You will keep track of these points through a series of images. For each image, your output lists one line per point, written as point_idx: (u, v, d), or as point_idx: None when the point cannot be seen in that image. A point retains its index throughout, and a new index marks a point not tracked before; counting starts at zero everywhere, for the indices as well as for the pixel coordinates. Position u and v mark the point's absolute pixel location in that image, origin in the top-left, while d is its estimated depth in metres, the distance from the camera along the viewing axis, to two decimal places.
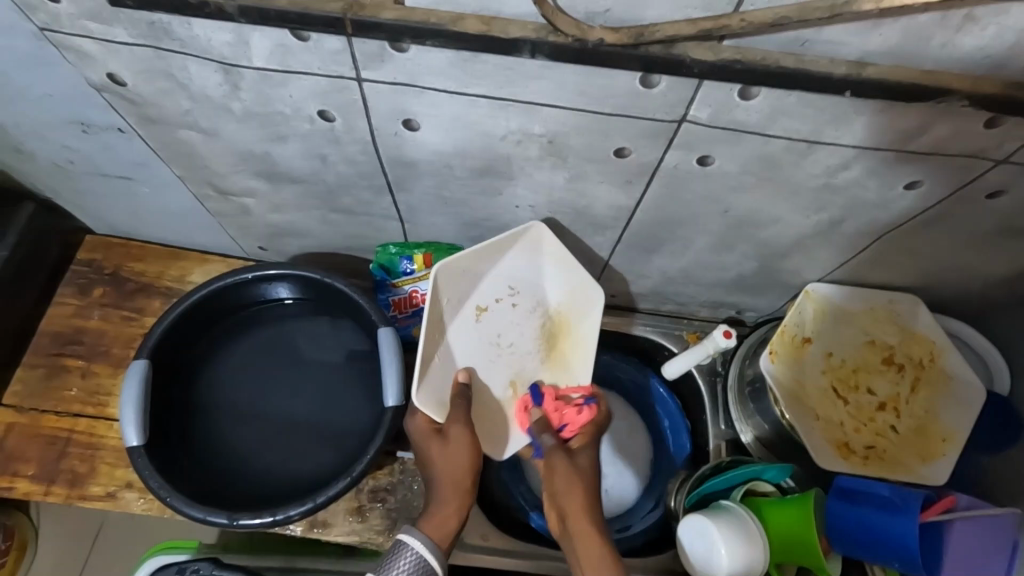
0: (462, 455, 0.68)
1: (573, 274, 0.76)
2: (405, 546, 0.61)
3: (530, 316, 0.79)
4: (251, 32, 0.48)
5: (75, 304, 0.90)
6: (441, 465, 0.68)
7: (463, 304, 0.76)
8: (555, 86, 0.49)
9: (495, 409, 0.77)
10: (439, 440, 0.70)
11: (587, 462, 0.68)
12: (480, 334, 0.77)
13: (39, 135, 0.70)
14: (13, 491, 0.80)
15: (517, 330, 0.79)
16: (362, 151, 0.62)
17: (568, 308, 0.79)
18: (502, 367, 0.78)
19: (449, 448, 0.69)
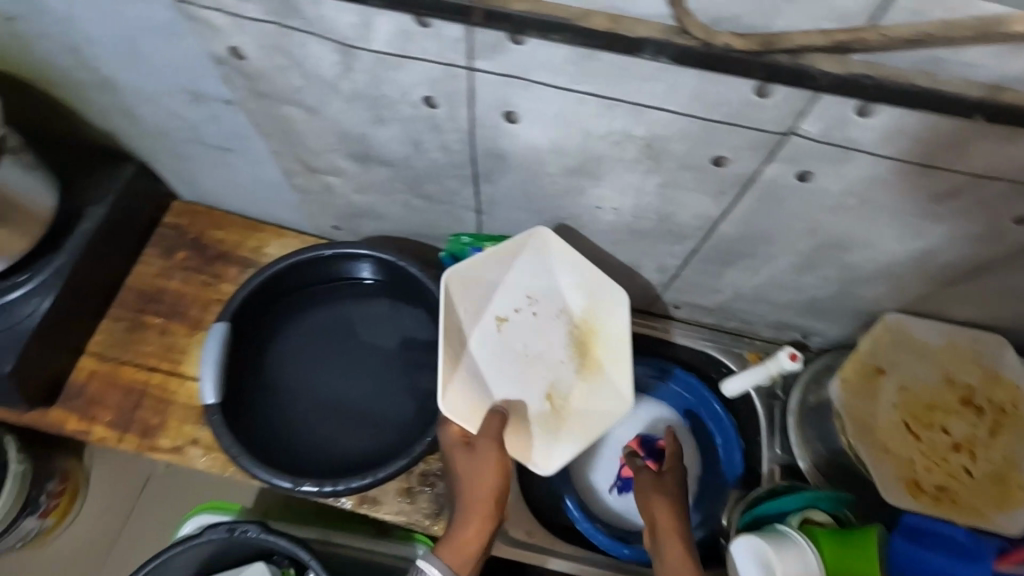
0: (483, 476, 0.68)
1: (589, 276, 0.78)
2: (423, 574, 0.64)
3: (554, 324, 0.80)
4: (377, 16, 0.50)
5: (160, 265, 0.95)
6: (464, 486, 0.68)
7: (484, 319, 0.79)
8: (666, 88, 0.49)
9: (533, 425, 0.77)
10: (466, 457, 0.70)
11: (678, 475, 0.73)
12: (507, 347, 0.79)
13: (153, 102, 0.74)
14: (90, 434, 0.85)
15: (545, 339, 0.80)
16: (458, 140, 0.63)
17: (593, 311, 0.80)
18: (536, 380, 0.79)
19: (475, 466, 0.69)
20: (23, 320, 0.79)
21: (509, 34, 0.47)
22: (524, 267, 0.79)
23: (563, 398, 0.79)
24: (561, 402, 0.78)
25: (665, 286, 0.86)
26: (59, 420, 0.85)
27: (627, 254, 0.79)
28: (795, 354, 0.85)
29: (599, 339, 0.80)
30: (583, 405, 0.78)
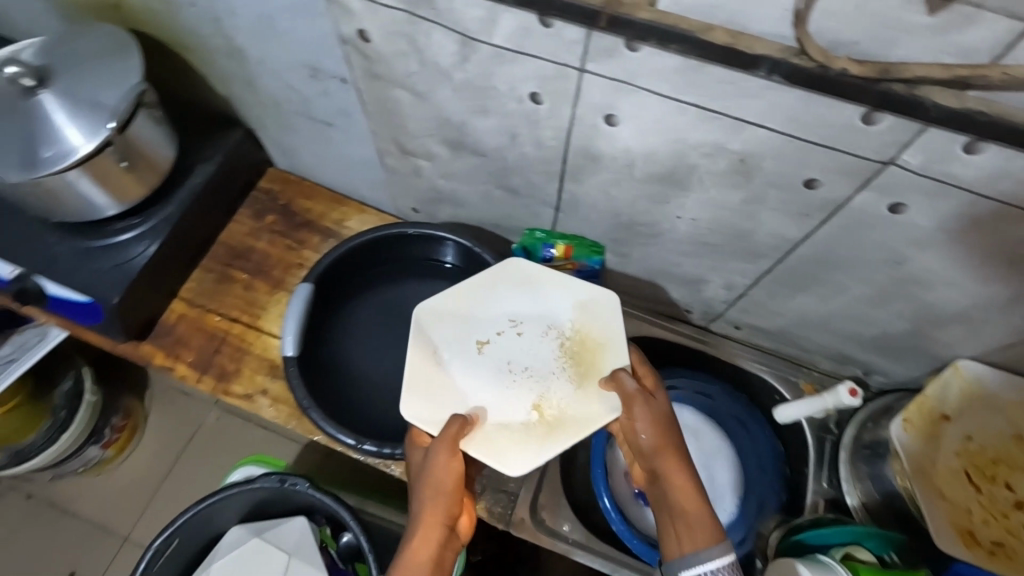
0: (436, 480, 0.64)
1: (576, 289, 0.77)
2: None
3: (543, 340, 0.76)
4: (504, 13, 0.53)
5: (250, 225, 1.02)
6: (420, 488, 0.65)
7: (468, 337, 0.76)
8: (771, 107, 0.51)
9: (518, 437, 0.70)
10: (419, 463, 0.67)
11: (661, 409, 0.66)
12: (495, 365, 0.75)
13: (273, 73, 0.80)
14: (172, 371, 0.92)
15: (536, 355, 0.75)
16: (554, 136, 0.66)
17: (585, 322, 0.76)
18: (524, 393, 0.73)
19: (427, 468, 0.65)
20: (133, 260, 0.86)
21: (627, 41, 0.49)
22: (510, 290, 0.78)
23: (553, 409, 0.72)
24: (552, 412, 0.71)
25: (730, 303, 0.86)
26: (147, 354, 0.92)
27: (697, 267, 0.81)
28: (854, 389, 0.85)
29: (595, 347, 0.74)
30: (576, 413, 0.71)
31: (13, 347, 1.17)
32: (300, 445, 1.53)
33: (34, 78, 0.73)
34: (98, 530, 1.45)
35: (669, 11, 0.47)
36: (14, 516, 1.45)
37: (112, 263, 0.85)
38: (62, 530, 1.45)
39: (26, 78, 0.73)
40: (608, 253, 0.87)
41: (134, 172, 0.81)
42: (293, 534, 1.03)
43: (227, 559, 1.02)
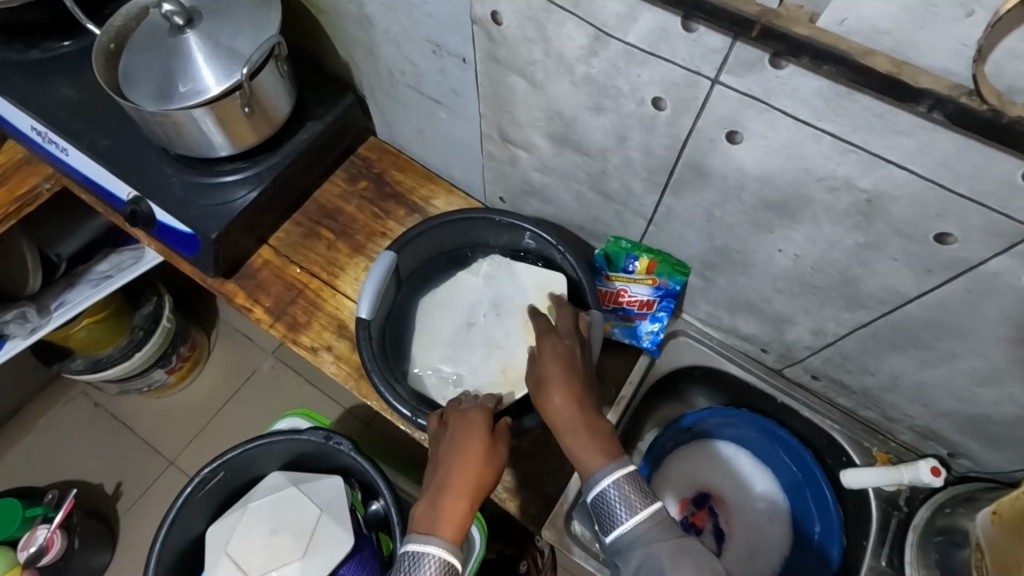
0: (488, 466, 0.67)
1: (533, 275, 0.89)
2: (423, 558, 0.61)
3: (512, 317, 0.87)
4: (645, 11, 0.52)
5: (343, 188, 1.05)
6: (473, 461, 0.66)
7: (451, 317, 0.89)
8: (918, 147, 0.48)
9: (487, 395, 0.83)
10: (470, 440, 0.68)
11: (551, 367, 0.70)
12: (468, 341, 0.87)
13: (396, 44, 0.82)
14: (249, 313, 0.95)
15: (503, 329, 0.87)
16: (666, 145, 0.64)
17: (542, 301, 0.87)
18: (492, 359, 0.85)
19: (489, 458, 0.67)
20: (234, 202, 0.90)
21: (776, 54, 0.47)
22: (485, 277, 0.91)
23: (517, 370, 0.84)
24: (516, 373, 0.84)
25: (814, 351, 0.81)
26: (230, 292, 0.96)
27: (788, 306, 0.76)
28: (938, 469, 0.79)
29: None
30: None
31: (109, 265, 1.25)
32: (343, 408, 1.57)
33: (184, 18, 0.79)
34: (148, 449, 1.54)
35: (829, 31, 0.44)
36: (79, 420, 1.56)
37: (213, 202, 0.89)
38: (117, 441, 1.54)
39: (178, 17, 0.79)
40: (693, 275, 0.84)
41: (252, 119, 0.85)
42: (327, 492, 1.05)
43: (262, 501, 1.04)
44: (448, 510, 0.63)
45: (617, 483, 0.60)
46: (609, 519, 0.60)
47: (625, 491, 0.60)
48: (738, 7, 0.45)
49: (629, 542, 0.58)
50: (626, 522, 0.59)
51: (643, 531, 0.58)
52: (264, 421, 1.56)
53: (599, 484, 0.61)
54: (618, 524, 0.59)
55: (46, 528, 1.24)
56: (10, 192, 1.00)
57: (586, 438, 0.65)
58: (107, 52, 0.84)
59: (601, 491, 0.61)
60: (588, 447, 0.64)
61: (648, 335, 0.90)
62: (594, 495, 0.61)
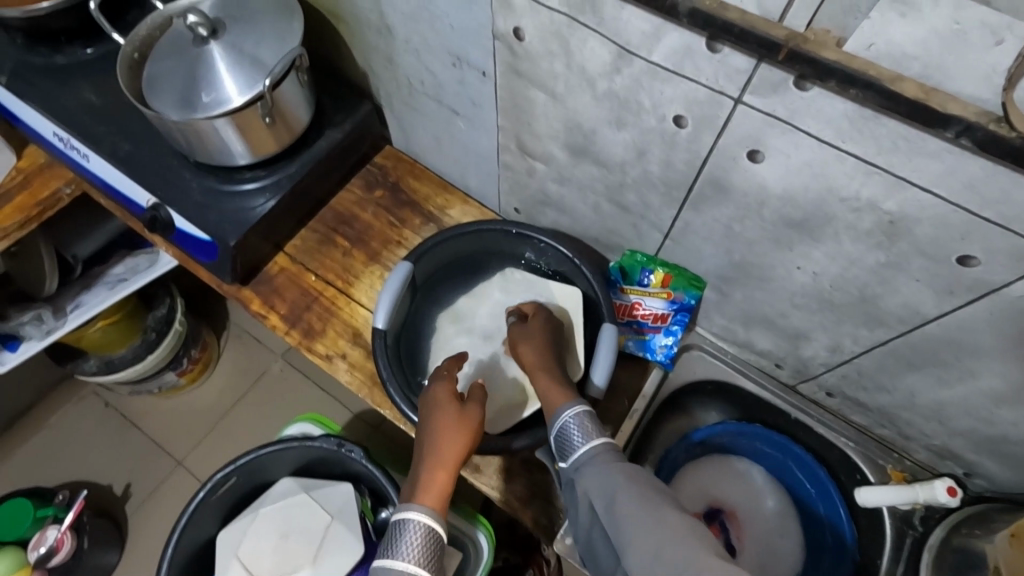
0: (460, 431, 0.67)
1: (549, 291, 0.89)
2: (405, 528, 0.60)
3: None
4: (671, 31, 0.52)
5: (359, 195, 1.05)
6: (446, 428, 0.67)
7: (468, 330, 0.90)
8: (945, 170, 0.48)
9: (506, 410, 0.83)
10: (440, 410, 0.69)
11: (535, 332, 0.79)
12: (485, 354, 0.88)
13: (416, 56, 0.83)
14: (265, 319, 0.96)
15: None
16: (686, 161, 0.65)
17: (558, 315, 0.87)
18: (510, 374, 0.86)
19: (460, 421, 0.68)
20: (253, 210, 0.91)
21: (802, 77, 0.47)
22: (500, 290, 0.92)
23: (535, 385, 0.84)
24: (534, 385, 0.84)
25: (829, 367, 0.81)
26: (246, 298, 0.97)
27: (805, 322, 0.76)
28: (955, 488, 0.80)
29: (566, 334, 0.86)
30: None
31: (125, 268, 1.27)
32: (351, 412, 1.58)
33: (209, 29, 0.80)
34: (158, 451, 1.54)
35: (857, 55, 0.44)
36: (90, 419, 1.57)
37: (233, 209, 0.90)
38: (127, 441, 1.55)
39: (202, 28, 0.79)
40: (708, 289, 0.84)
41: (273, 128, 0.86)
42: (337, 498, 1.05)
43: (273, 507, 1.04)
44: (426, 479, 0.64)
45: (575, 412, 0.63)
46: (567, 447, 0.61)
47: (583, 421, 0.62)
48: (767, 30, 0.45)
49: (583, 463, 0.59)
50: (579, 448, 0.60)
51: (596, 452, 0.59)
52: (273, 425, 1.57)
53: (560, 414, 0.64)
54: (572, 450, 0.61)
55: (56, 528, 1.24)
56: (31, 196, 1.01)
57: (553, 382, 0.70)
58: (132, 61, 0.85)
59: (563, 420, 0.63)
60: (554, 389, 0.69)
61: (662, 348, 0.90)
62: (555, 428, 0.64)
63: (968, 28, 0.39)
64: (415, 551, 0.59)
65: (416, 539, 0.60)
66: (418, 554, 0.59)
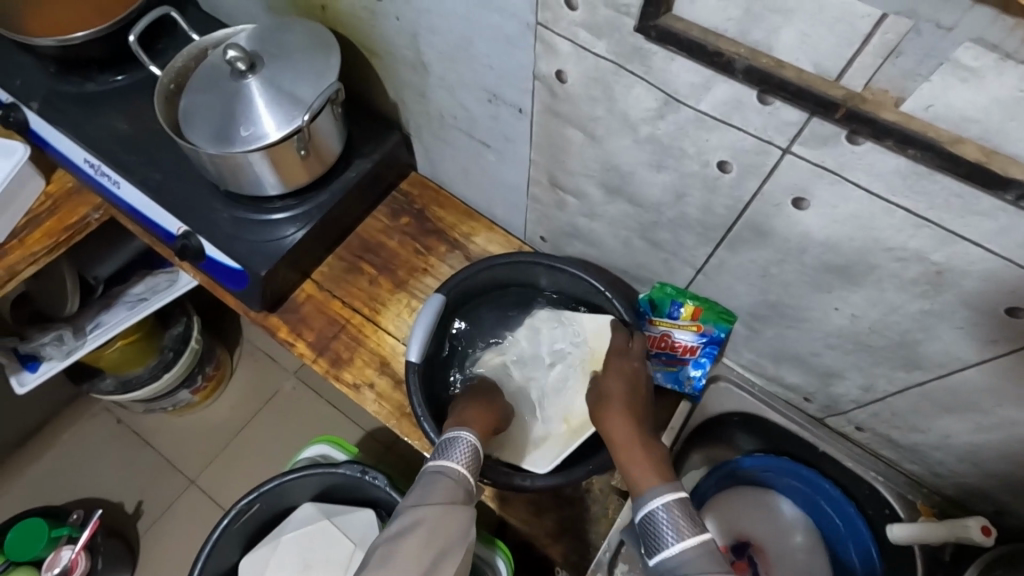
0: (487, 403, 0.81)
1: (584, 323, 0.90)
2: (457, 438, 0.67)
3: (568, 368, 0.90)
4: (721, 83, 0.53)
5: (385, 223, 1.05)
6: (491, 408, 0.80)
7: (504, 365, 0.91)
8: (997, 228, 0.48)
9: (548, 443, 0.84)
10: (482, 395, 0.83)
11: (613, 383, 0.79)
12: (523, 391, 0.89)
13: (451, 91, 0.83)
14: (292, 347, 0.96)
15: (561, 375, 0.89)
16: (727, 206, 0.65)
17: (594, 349, 0.88)
18: (555, 410, 0.87)
19: (482, 400, 0.81)
20: (282, 240, 0.91)
21: (854, 134, 0.48)
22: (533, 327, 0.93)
23: (578, 420, 0.85)
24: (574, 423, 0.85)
25: (861, 405, 0.81)
26: (274, 326, 0.97)
27: (839, 361, 0.76)
28: (989, 528, 0.78)
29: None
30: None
31: (144, 287, 1.27)
32: (366, 432, 1.57)
33: (247, 63, 0.80)
34: (171, 470, 1.54)
35: (914, 115, 0.45)
36: (104, 436, 1.56)
37: (263, 238, 0.91)
38: (140, 459, 1.54)
39: (241, 62, 0.80)
40: (738, 324, 0.84)
41: (306, 161, 0.87)
42: (360, 526, 1.04)
43: (295, 535, 1.04)
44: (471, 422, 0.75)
45: (666, 504, 0.62)
46: (656, 542, 0.60)
47: (674, 516, 0.61)
48: (824, 90, 0.46)
49: (672, 567, 0.58)
50: (673, 547, 0.59)
51: (688, 557, 0.58)
52: (287, 446, 1.56)
53: (646, 504, 0.63)
54: (663, 548, 0.60)
55: (71, 549, 1.23)
56: (59, 221, 1.01)
57: (637, 464, 0.68)
58: (167, 91, 0.85)
59: (650, 510, 0.62)
60: (639, 470, 0.68)
61: (690, 381, 0.90)
62: (641, 516, 0.63)
63: None
64: (468, 461, 0.66)
65: (465, 444, 0.67)
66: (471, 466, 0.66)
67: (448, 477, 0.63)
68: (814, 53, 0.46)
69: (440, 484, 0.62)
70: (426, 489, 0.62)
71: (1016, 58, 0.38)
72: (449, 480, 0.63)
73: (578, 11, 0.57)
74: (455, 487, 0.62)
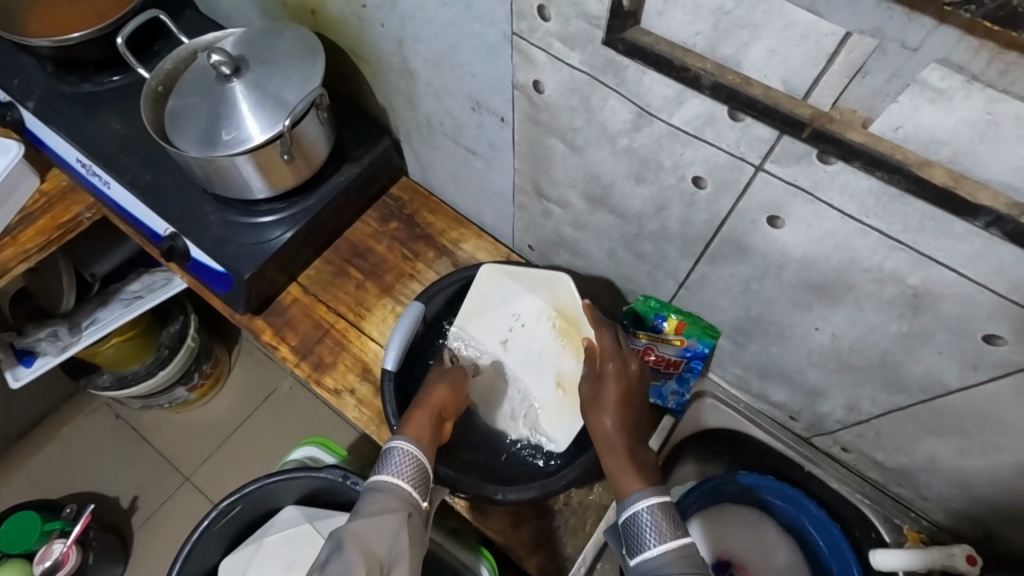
0: (439, 385, 0.77)
1: (535, 279, 0.90)
2: (393, 449, 0.67)
3: (540, 324, 0.89)
4: (693, 97, 0.52)
5: (374, 227, 1.05)
6: (444, 392, 0.77)
7: (485, 340, 0.88)
8: (973, 254, 0.47)
9: (558, 413, 0.84)
10: (433, 377, 0.79)
11: (608, 386, 0.73)
12: (512, 361, 0.88)
13: (436, 98, 0.83)
14: (276, 350, 0.96)
15: (534, 340, 0.88)
16: (705, 220, 0.64)
17: (559, 301, 0.89)
18: (545, 378, 0.86)
19: (431, 383, 0.78)
20: (269, 242, 0.91)
21: (824, 154, 0.47)
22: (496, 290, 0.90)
23: (571, 381, 0.86)
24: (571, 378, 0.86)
25: (846, 425, 0.79)
26: (258, 328, 0.97)
27: (823, 380, 0.74)
28: (974, 558, 0.77)
29: (575, 320, 0.88)
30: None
31: (141, 286, 1.26)
32: (357, 434, 1.57)
33: (231, 67, 0.80)
34: (167, 466, 1.55)
35: (883, 136, 0.43)
36: (99, 431, 1.58)
37: (250, 241, 0.91)
38: (135, 455, 1.55)
39: (225, 66, 0.80)
40: (723, 339, 0.82)
41: (292, 164, 0.87)
42: None
43: (278, 536, 1.03)
44: (415, 418, 0.72)
45: (653, 509, 0.62)
46: (638, 544, 0.61)
47: (657, 518, 0.62)
48: (790, 109, 0.45)
49: (652, 569, 0.59)
50: (653, 549, 0.60)
51: (668, 561, 0.59)
52: (280, 446, 1.57)
53: (633, 505, 0.63)
54: (643, 549, 0.61)
55: (62, 542, 1.24)
56: (51, 219, 1.02)
57: (626, 469, 0.67)
58: (155, 94, 0.86)
59: (636, 513, 0.63)
60: (627, 475, 0.67)
61: (673, 397, 0.89)
62: (625, 516, 0.64)
63: (1001, 121, 0.38)
64: (404, 468, 0.66)
65: (400, 455, 0.66)
66: (409, 473, 0.65)
67: (378, 489, 0.64)
68: (783, 70, 0.45)
69: (371, 498, 0.63)
70: (357, 505, 0.63)
71: (984, 80, 0.36)
72: (378, 493, 0.63)
73: (552, 22, 0.56)
74: (384, 499, 0.63)
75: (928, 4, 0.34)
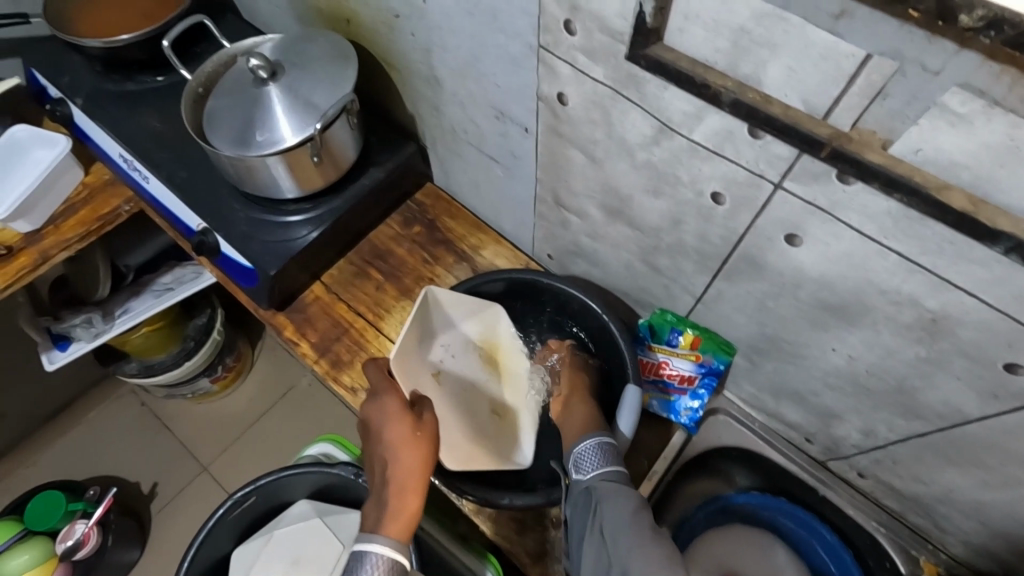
0: (417, 449, 0.69)
1: (471, 307, 0.91)
2: (369, 561, 0.64)
3: (465, 353, 0.91)
4: (713, 113, 0.53)
5: (396, 231, 1.07)
6: (423, 457, 0.69)
7: (418, 371, 0.85)
8: (992, 280, 0.46)
9: (501, 438, 0.87)
10: (410, 438, 0.70)
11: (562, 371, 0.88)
12: (448, 392, 0.87)
13: (462, 106, 0.84)
14: (296, 346, 0.98)
15: (464, 369, 0.90)
16: (722, 236, 0.64)
17: (489, 332, 0.92)
18: (481, 403, 0.89)
19: (402, 448, 0.69)
20: (295, 241, 0.93)
21: (842, 173, 0.47)
22: (432, 320, 0.88)
23: (505, 406, 0.89)
24: (506, 405, 0.89)
25: (862, 450, 0.78)
26: (280, 324, 0.99)
27: (839, 403, 0.73)
28: None
29: (499, 347, 0.92)
30: (521, 405, 0.89)
31: (172, 278, 1.30)
32: None
33: (268, 71, 0.83)
34: (187, 454, 1.59)
35: (903, 158, 0.43)
36: (124, 417, 1.62)
37: (276, 239, 0.93)
38: (156, 442, 1.60)
39: (262, 70, 0.83)
40: (738, 356, 0.82)
41: (320, 167, 0.89)
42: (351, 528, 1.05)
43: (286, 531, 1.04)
44: (398, 513, 0.66)
45: (595, 439, 0.72)
46: (581, 468, 0.70)
47: (598, 448, 0.71)
48: (809, 128, 0.45)
49: (591, 484, 0.68)
50: (593, 470, 0.69)
51: (604, 478, 0.68)
52: (294, 441, 1.60)
53: (581, 440, 0.73)
54: (585, 470, 0.70)
55: (85, 522, 1.26)
56: (92, 211, 1.07)
57: (577, 420, 0.79)
58: (195, 95, 0.90)
59: (582, 445, 0.72)
60: (578, 424, 0.78)
61: (687, 412, 0.87)
62: (573, 449, 0.73)
63: (1021, 147, 0.38)
64: None
65: (377, 569, 0.64)
66: None
67: None
68: (802, 89, 0.45)
69: None
70: None
71: (1006, 106, 0.36)
72: None
73: (576, 36, 0.57)
74: None
75: (950, 30, 0.35)
